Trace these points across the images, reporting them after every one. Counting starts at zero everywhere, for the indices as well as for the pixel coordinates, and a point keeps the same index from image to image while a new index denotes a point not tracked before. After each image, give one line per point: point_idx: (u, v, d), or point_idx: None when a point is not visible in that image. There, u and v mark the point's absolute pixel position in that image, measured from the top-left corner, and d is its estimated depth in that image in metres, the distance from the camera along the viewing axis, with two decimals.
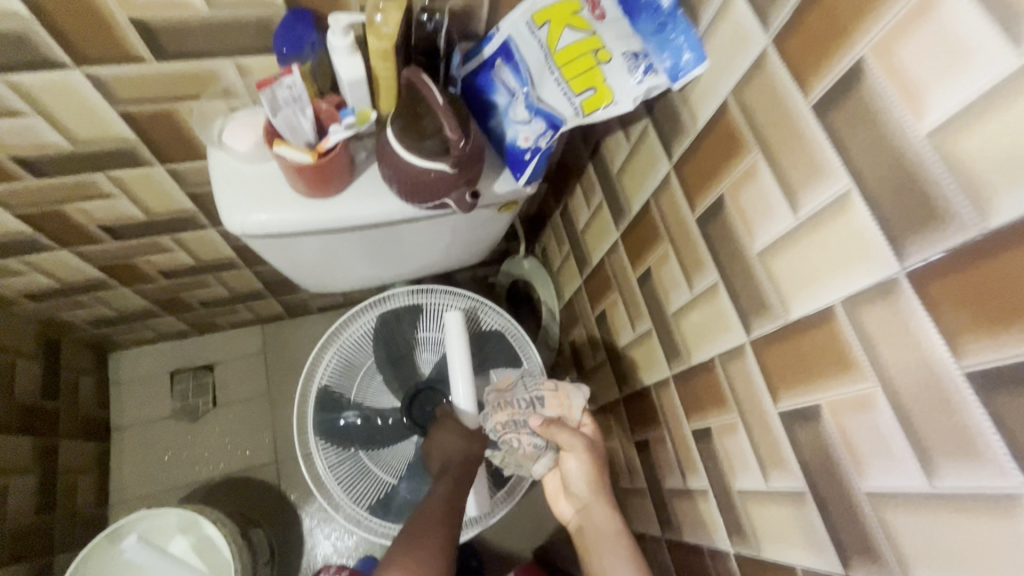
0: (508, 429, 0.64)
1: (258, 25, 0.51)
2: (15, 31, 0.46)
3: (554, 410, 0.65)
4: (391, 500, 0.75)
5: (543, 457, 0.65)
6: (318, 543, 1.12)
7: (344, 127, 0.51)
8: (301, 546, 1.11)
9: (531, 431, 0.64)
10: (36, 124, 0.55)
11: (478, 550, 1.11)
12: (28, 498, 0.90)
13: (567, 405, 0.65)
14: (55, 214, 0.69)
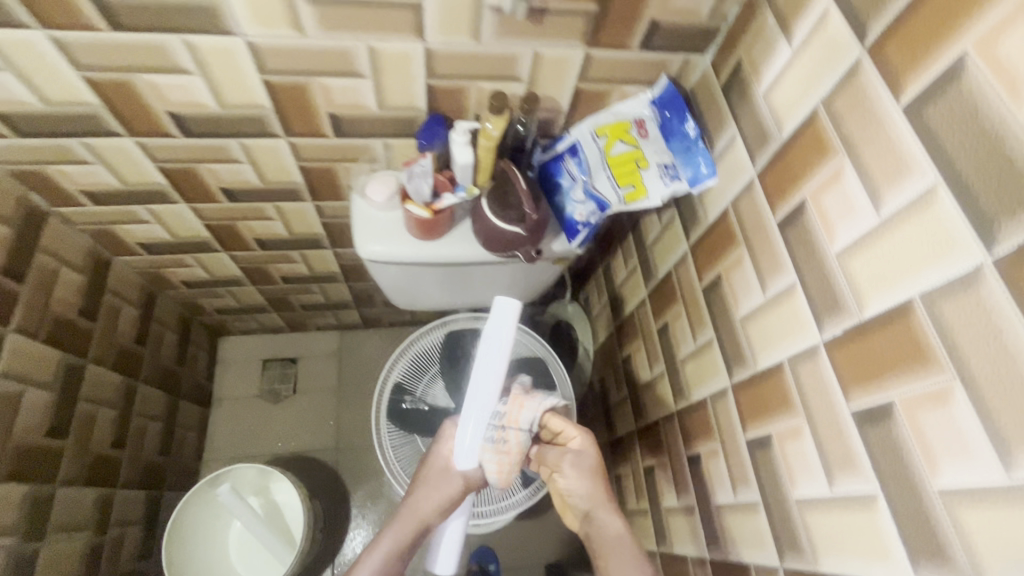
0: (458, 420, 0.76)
1: (405, 121, 0.74)
2: (258, 115, 0.70)
3: (506, 408, 0.73)
4: None
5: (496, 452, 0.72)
6: (362, 523, 1.30)
7: (455, 196, 0.74)
8: (348, 523, 1.29)
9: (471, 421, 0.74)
10: (245, 169, 0.80)
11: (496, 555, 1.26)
12: (158, 442, 1.12)
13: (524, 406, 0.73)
14: (230, 226, 0.95)
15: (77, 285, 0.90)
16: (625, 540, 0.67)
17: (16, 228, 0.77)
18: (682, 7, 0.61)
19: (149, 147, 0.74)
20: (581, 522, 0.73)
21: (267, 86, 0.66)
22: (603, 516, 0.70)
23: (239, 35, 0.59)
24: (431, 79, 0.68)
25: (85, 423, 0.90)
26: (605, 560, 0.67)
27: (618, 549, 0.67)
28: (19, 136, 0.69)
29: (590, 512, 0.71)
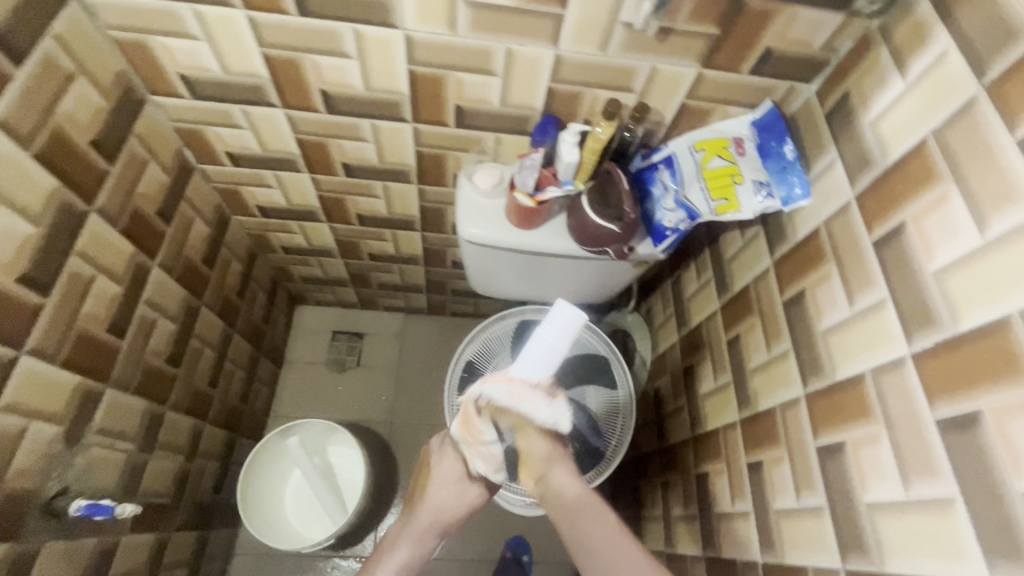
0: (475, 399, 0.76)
1: (520, 118, 0.82)
2: (395, 100, 0.79)
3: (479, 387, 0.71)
4: None
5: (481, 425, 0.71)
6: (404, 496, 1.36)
7: (560, 189, 0.80)
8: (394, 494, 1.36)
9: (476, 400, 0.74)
10: (368, 147, 0.90)
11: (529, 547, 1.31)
12: (239, 389, 1.23)
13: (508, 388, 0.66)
14: (339, 200, 1.05)
15: (204, 236, 1.01)
16: (588, 494, 0.69)
17: (172, 178, 0.89)
18: (798, 38, 0.66)
19: (295, 119, 0.84)
20: (538, 484, 0.71)
21: (411, 75, 0.75)
22: (557, 475, 0.70)
23: (400, 28, 0.68)
24: (554, 82, 0.75)
25: (192, 358, 1.01)
26: (570, 518, 0.67)
27: (583, 509, 0.67)
28: (194, 98, 0.80)
29: (546, 473, 0.70)
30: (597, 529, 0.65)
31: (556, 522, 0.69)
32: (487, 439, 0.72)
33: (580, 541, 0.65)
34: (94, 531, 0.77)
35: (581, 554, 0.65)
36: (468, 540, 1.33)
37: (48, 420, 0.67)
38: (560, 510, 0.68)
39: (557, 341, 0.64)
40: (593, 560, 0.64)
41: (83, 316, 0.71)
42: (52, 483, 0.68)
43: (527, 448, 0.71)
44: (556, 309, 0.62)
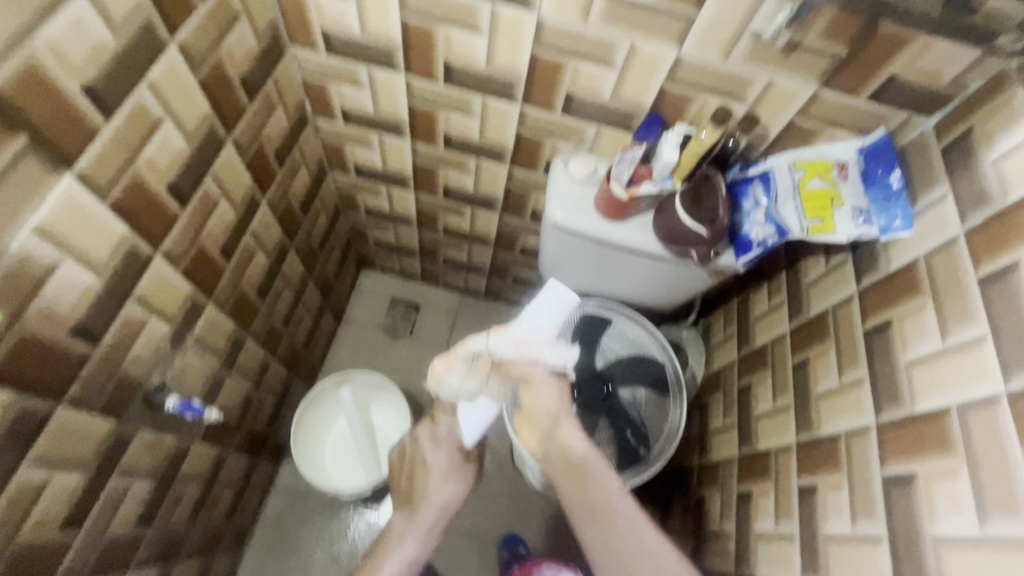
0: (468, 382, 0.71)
1: (625, 114, 0.84)
2: (511, 80, 0.84)
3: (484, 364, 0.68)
4: None
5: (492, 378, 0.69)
6: None
7: (656, 185, 0.82)
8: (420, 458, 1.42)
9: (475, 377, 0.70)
10: (473, 122, 0.94)
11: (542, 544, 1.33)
12: (304, 334, 1.30)
13: (509, 349, 0.63)
14: (431, 170, 1.10)
15: (304, 185, 1.08)
16: (592, 459, 0.67)
17: (291, 125, 0.96)
18: (928, 69, 0.66)
19: (413, 86, 0.89)
20: (543, 441, 0.71)
21: (532, 57, 0.79)
22: (566, 438, 0.69)
23: (535, 11, 0.72)
24: (668, 83, 0.77)
25: (274, 296, 1.08)
26: (573, 478, 0.67)
27: (588, 473, 0.66)
28: (328, 54, 0.87)
29: (552, 433, 0.70)
30: (602, 489, 0.65)
31: (557, 480, 0.69)
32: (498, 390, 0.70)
33: (579, 500, 0.66)
34: (177, 431, 0.83)
35: (580, 513, 0.65)
36: (491, 519, 1.36)
37: (164, 319, 0.73)
38: (564, 468, 0.68)
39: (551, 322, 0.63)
40: (596, 518, 0.64)
41: (204, 234, 0.77)
42: (156, 376, 0.74)
43: (530, 408, 0.69)
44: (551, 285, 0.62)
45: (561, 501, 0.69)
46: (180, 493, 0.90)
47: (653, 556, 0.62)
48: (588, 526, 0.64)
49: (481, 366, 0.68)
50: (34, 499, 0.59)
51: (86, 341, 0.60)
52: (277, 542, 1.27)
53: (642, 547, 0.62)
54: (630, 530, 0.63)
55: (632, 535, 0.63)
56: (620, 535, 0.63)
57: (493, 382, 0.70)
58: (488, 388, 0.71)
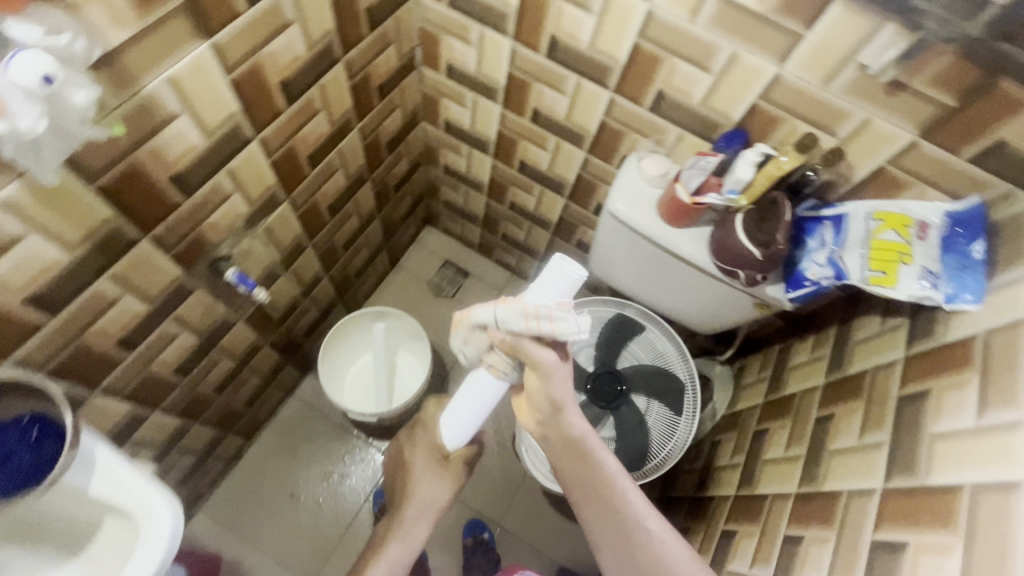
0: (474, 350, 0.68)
1: (710, 122, 0.85)
2: (608, 66, 0.86)
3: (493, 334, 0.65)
4: None
5: (493, 353, 0.67)
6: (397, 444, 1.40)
7: (722, 198, 0.82)
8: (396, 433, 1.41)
9: (484, 351, 0.68)
10: (563, 101, 0.98)
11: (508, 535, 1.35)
12: (359, 265, 1.39)
13: (515, 311, 0.61)
14: (512, 141, 1.15)
15: (396, 125, 1.16)
16: (588, 439, 0.71)
17: (399, 66, 1.04)
18: None
19: (516, 53, 0.94)
20: (541, 423, 0.72)
21: (634, 47, 0.81)
22: (564, 422, 0.70)
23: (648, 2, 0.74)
24: (760, 100, 0.77)
25: (342, 217, 1.17)
26: (574, 462, 0.71)
27: (584, 451, 0.71)
28: (448, 6, 0.93)
29: (551, 416, 0.70)
30: (602, 469, 0.71)
31: (557, 464, 0.74)
32: (501, 364, 0.68)
33: (580, 482, 0.72)
34: (229, 304, 0.92)
35: (582, 496, 0.72)
36: (478, 488, 1.39)
37: (245, 200, 0.82)
38: (562, 448, 0.71)
39: (559, 296, 0.62)
40: (598, 499, 0.70)
41: (298, 137, 0.86)
42: (225, 248, 0.84)
43: (533, 392, 0.68)
44: (553, 263, 0.61)
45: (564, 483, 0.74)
46: (215, 361, 1.00)
47: (653, 537, 0.68)
48: (591, 507, 0.71)
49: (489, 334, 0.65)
50: (105, 309, 0.68)
51: (181, 191, 0.69)
52: (283, 444, 1.36)
53: (643, 526, 0.68)
54: (630, 510, 0.69)
55: (634, 514, 0.69)
56: (622, 514, 0.69)
57: (498, 357, 0.67)
58: (492, 362, 0.68)
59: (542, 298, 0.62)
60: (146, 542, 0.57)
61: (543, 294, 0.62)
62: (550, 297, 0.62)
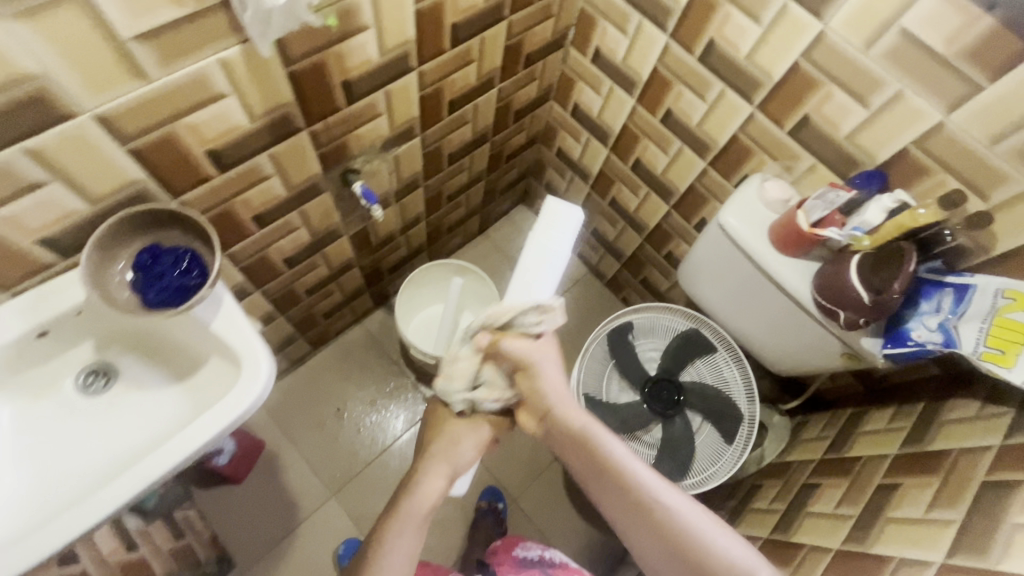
0: (465, 371, 0.71)
1: (850, 159, 0.83)
2: (760, 81, 0.86)
3: (484, 348, 0.71)
4: (597, 401, 1.05)
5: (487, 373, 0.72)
6: None
7: (844, 234, 0.80)
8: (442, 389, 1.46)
9: (478, 375, 0.72)
10: (699, 108, 0.98)
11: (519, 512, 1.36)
12: (453, 221, 1.45)
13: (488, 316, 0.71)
14: (635, 137, 1.16)
15: (529, 96, 1.21)
16: (593, 429, 0.74)
17: (551, 40, 1.08)
18: None
19: (669, 51, 0.96)
20: (541, 424, 0.76)
21: (794, 67, 0.81)
22: (564, 417, 0.74)
23: (823, 24, 0.74)
24: (913, 146, 0.75)
25: (456, 169, 1.23)
26: (580, 451, 0.74)
27: (592, 442, 0.73)
28: None
29: (550, 414, 0.74)
30: (609, 453, 0.72)
31: (566, 456, 0.76)
32: (493, 389, 0.73)
33: (591, 468, 0.73)
34: (344, 215, 1.00)
35: (593, 479, 0.73)
36: (503, 460, 1.41)
37: (389, 123, 0.89)
38: (569, 441, 0.74)
39: (557, 240, 0.72)
40: (610, 482, 0.71)
41: (449, 80, 0.92)
42: (358, 162, 0.91)
43: (531, 398, 0.74)
44: (548, 206, 0.73)
45: (579, 473, 0.75)
46: (315, 264, 1.08)
47: (672, 510, 0.68)
48: (606, 490, 0.72)
49: (477, 343, 0.71)
50: (255, 184, 0.77)
51: (346, 99, 0.77)
52: (341, 363, 1.45)
53: (660, 502, 0.69)
54: (646, 487, 0.70)
55: (649, 490, 0.70)
56: (638, 491, 0.70)
57: (494, 374, 0.73)
58: (489, 382, 0.72)
59: (546, 244, 0.73)
60: (247, 379, 0.65)
61: (535, 276, 0.71)
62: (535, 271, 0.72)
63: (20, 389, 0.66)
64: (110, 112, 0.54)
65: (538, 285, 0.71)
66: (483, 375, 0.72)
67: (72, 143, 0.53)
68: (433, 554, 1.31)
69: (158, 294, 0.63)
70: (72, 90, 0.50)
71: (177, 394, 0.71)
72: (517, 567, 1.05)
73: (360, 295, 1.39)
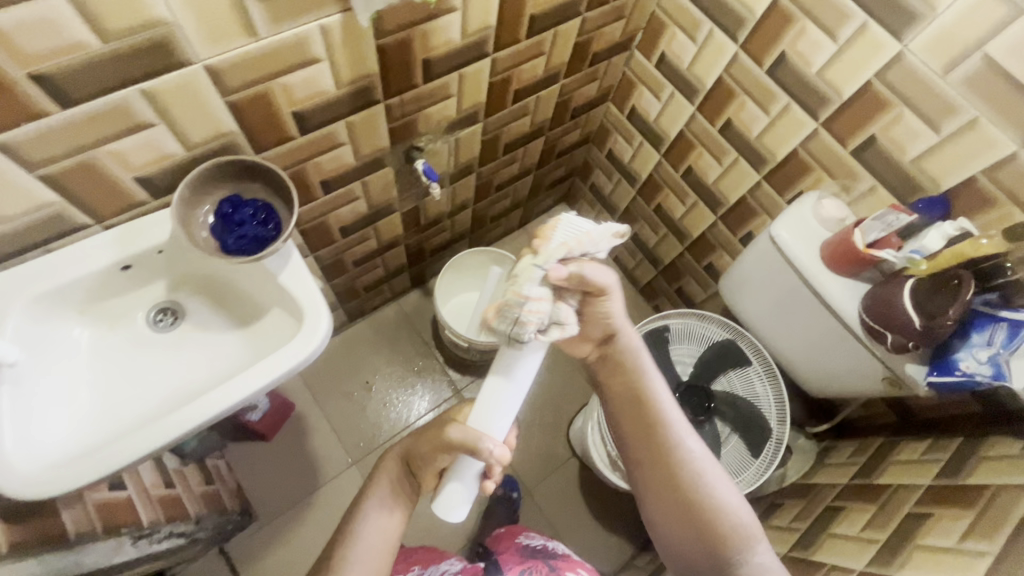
0: (539, 316, 0.57)
1: (913, 183, 0.83)
2: (828, 99, 0.87)
3: (563, 277, 0.58)
4: None
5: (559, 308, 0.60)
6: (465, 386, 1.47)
7: (900, 256, 0.81)
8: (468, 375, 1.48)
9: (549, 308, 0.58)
10: (761, 120, 0.99)
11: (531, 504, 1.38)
12: (496, 212, 1.48)
13: (566, 249, 0.58)
14: (689, 145, 1.17)
15: (588, 94, 1.23)
16: (643, 357, 0.71)
17: (619, 40, 1.10)
18: None
19: (737, 61, 0.96)
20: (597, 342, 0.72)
21: (865, 87, 0.81)
22: (626, 342, 0.70)
23: (903, 45, 0.75)
24: (983, 174, 0.76)
25: (508, 160, 1.25)
26: (621, 376, 0.71)
27: (637, 369, 0.71)
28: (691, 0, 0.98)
29: (612, 337, 0.70)
30: (649, 386, 0.71)
31: (604, 380, 0.73)
32: (565, 321, 0.60)
33: (629, 397, 0.71)
34: (401, 191, 1.04)
35: (626, 407, 0.71)
36: (521, 451, 1.43)
37: (457, 106, 0.92)
38: (614, 364, 0.71)
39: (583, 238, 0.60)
40: (643, 413, 0.70)
41: (519, 70, 0.95)
42: (423, 140, 0.94)
43: (595, 320, 0.67)
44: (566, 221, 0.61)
45: (608, 398, 0.74)
46: (366, 237, 1.12)
47: (693, 455, 0.68)
48: (635, 422, 0.71)
49: (554, 279, 0.58)
50: (328, 150, 0.80)
51: (423, 77, 0.80)
52: (374, 338, 1.48)
53: (684, 444, 0.69)
54: (674, 427, 0.69)
55: (676, 431, 0.69)
56: (665, 430, 0.69)
57: (563, 312, 0.60)
58: (558, 319, 0.60)
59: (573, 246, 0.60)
60: (307, 330, 0.68)
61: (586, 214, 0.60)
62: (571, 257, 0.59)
63: (98, 317, 0.70)
64: (219, 65, 0.57)
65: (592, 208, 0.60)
66: (557, 314, 0.60)
67: (180, 92, 0.57)
68: (444, 534, 1.32)
69: (237, 240, 0.67)
70: (193, 41, 0.54)
71: (239, 339, 0.75)
72: (519, 556, 1.01)
73: (400, 274, 1.42)
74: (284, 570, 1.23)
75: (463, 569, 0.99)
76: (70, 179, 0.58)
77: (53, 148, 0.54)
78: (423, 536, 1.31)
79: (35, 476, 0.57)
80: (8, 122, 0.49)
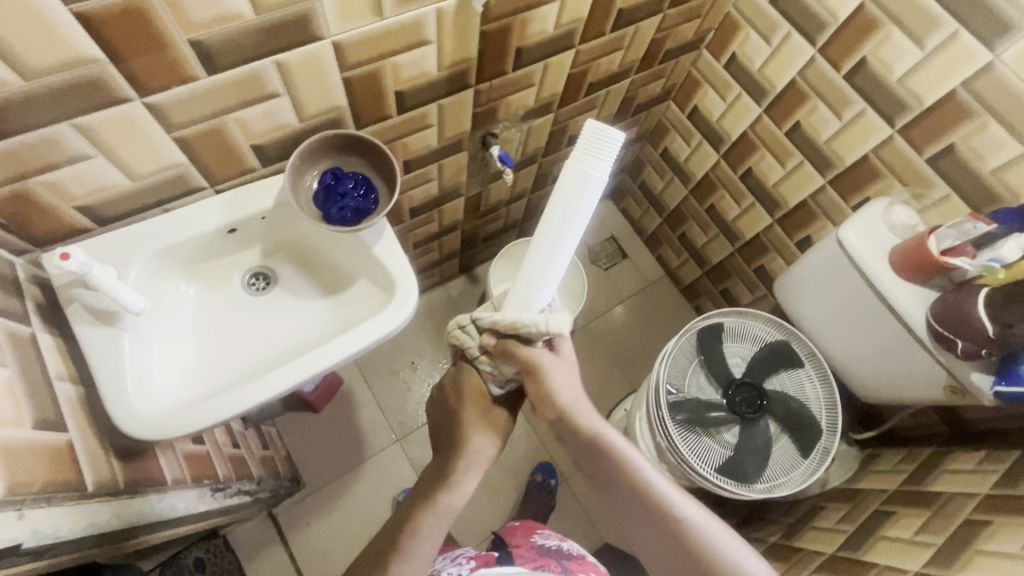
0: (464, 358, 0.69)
1: (991, 193, 0.84)
2: (908, 106, 0.88)
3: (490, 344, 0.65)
4: (678, 392, 1.08)
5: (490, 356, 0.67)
6: None
7: (973, 264, 0.81)
8: None
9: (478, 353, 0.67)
10: (832, 125, 1.00)
11: (568, 493, 1.41)
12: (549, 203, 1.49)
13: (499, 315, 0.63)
14: (752, 147, 1.17)
15: (653, 91, 1.24)
16: (606, 431, 0.66)
17: (690, 38, 1.11)
18: None
19: (813, 64, 0.97)
20: (555, 422, 0.67)
21: (949, 95, 0.82)
22: (582, 417, 0.66)
23: (993, 55, 0.75)
24: None
25: None
26: (594, 457, 0.66)
27: (606, 445, 0.65)
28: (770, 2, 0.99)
29: (568, 413, 0.66)
30: (623, 460, 0.65)
31: (577, 460, 0.68)
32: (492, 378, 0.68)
33: (604, 476, 0.66)
34: (470, 175, 1.06)
35: (607, 487, 0.66)
36: (559, 441, 1.45)
37: (537, 94, 0.94)
38: (581, 443, 0.66)
39: (595, 170, 0.57)
40: (626, 490, 0.65)
41: (598, 63, 0.97)
42: (500, 127, 0.97)
43: (541, 398, 0.65)
44: (587, 131, 0.56)
45: (584, 470, 0.68)
46: (431, 219, 1.15)
47: (687, 520, 0.63)
48: (619, 499, 0.66)
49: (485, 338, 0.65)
50: (418, 131, 0.83)
51: (514, 65, 0.82)
52: (421, 322, 1.51)
53: (673, 511, 0.63)
54: (661, 493, 0.64)
55: (664, 499, 0.64)
56: (653, 499, 0.64)
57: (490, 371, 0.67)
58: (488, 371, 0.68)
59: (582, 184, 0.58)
60: (400, 296, 0.71)
61: (569, 220, 0.59)
62: (564, 223, 0.59)
63: (202, 275, 0.74)
64: (345, 41, 0.61)
65: (591, 192, 0.58)
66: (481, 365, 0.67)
67: (307, 65, 0.60)
68: (484, 517, 1.35)
69: (340, 211, 0.70)
70: (329, 17, 0.57)
71: (327, 308, 0.78)
72: (531, 552, 1.00)
73: (452, 259, 1.45)
74: (331, 537, 1.28)
75: (475, 555, 0.95)
76: (199, 144, 0.62)
77: (191, 112, 0.58)
78: (464, 517, 1.34)
79: (155, 418, 0.61)
80: (164, 84, 0.53)
